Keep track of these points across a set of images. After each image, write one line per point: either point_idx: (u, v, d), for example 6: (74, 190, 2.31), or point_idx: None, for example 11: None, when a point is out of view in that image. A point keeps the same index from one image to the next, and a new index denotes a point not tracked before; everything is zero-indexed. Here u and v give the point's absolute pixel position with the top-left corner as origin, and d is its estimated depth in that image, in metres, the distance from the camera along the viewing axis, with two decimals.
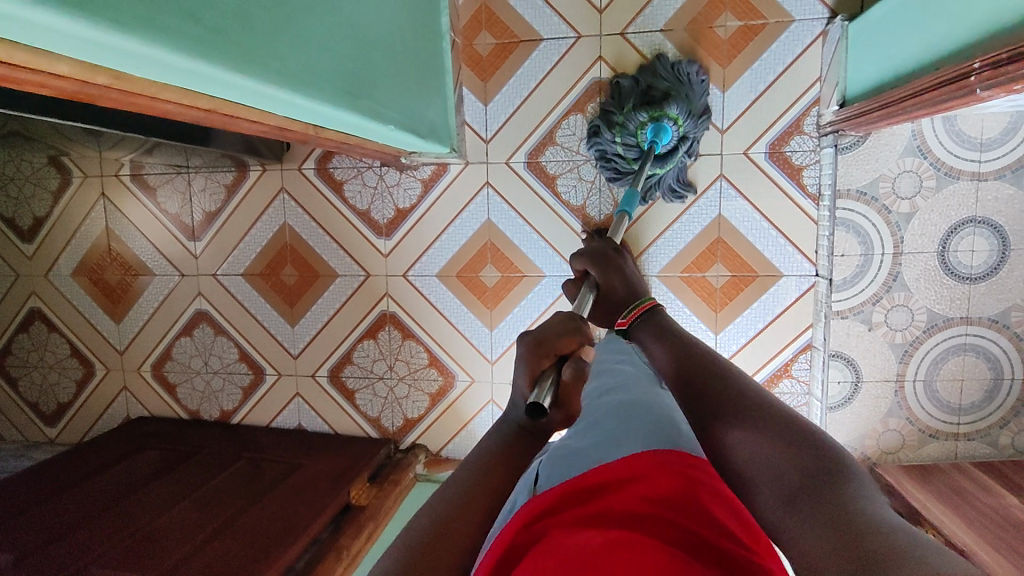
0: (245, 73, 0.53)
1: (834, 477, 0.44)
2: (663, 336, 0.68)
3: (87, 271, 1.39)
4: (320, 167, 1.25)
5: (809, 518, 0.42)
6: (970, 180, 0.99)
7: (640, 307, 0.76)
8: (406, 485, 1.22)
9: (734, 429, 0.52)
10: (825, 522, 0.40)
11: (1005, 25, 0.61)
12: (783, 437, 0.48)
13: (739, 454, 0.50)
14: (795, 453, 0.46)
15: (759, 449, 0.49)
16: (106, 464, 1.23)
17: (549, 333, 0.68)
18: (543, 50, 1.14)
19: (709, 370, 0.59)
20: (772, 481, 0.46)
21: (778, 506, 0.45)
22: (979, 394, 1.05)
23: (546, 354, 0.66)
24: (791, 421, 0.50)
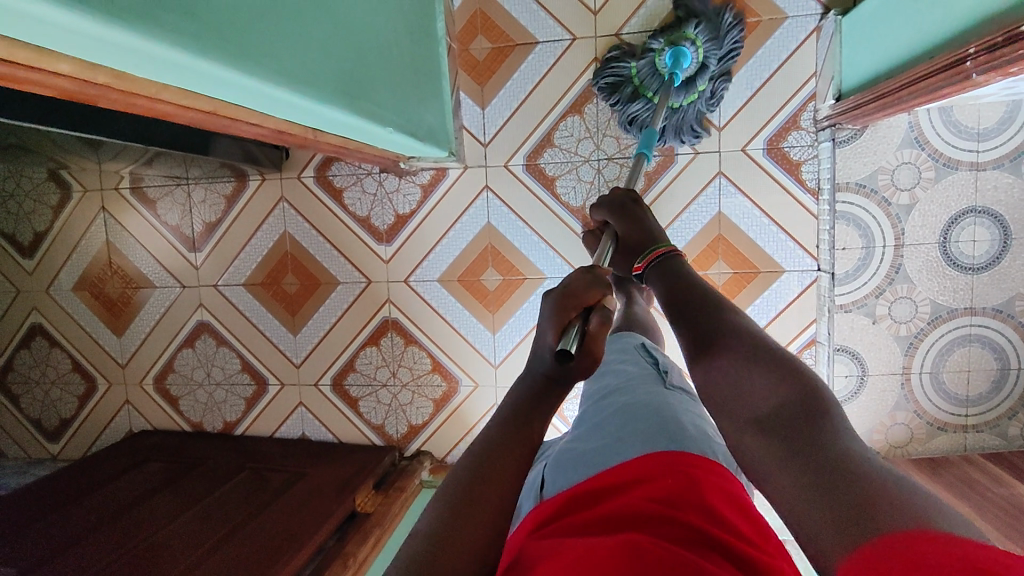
0: (245, 71, 0.53)
1: (810, 402, 0.51)
2: (669, 276, 0.74)
3: (88, 285, 1.39)
4: (320, 174, 1.25)
5: (785, 441, 0.50)
6: (969, 170, 0.99)
7: (653, 252, 0.78)
8: (413, 491, 1.21)
9: (724, 360, 0.59)
10: (800, 449, 0.48)
11: (999, 9, 0.61)
12: (768, 370, 0.55)
13: (727, 381, 0.58)
14: (779, 382, 0.54)
15: (748, 379, 0.56)
16: (109, 477, 1.22)
17: (573, 284, 0.59)
18: (539, 53, 1.15)
19: (707, 306, 0.65)
20: (758, 412, 0.54)
21: (755, 429, 0.53)
22: (986, 385, 1.04)
23: (573, 305, 0.58)
24: (777, 358, 0.57)
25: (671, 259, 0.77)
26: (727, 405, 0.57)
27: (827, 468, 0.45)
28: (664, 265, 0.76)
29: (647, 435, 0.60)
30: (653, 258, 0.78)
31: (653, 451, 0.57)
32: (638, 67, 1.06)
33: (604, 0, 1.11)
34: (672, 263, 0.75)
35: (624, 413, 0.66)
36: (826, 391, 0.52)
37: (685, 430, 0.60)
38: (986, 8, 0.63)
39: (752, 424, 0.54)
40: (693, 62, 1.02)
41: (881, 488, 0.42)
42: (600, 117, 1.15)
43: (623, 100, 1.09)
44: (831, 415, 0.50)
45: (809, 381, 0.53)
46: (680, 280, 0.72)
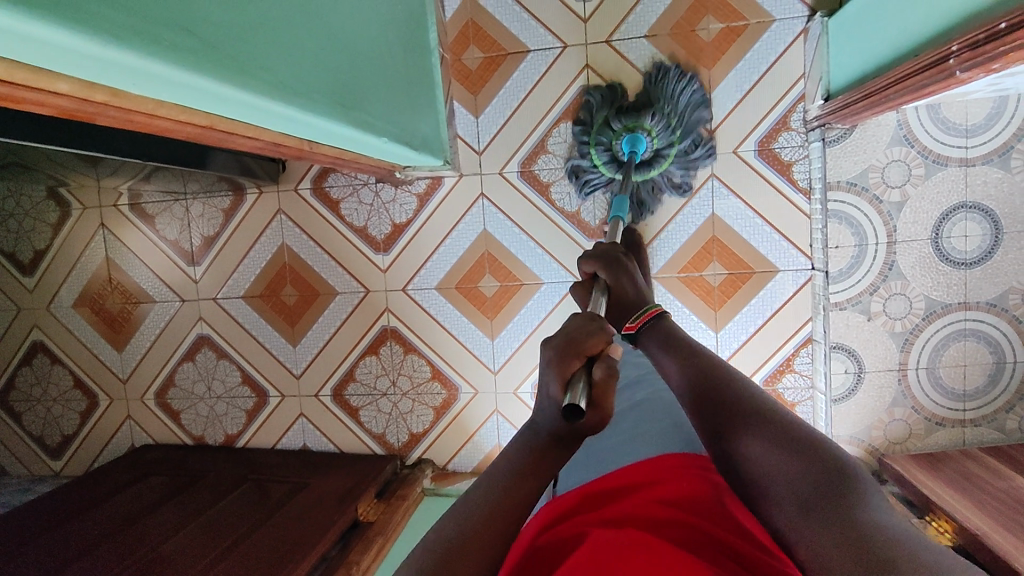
0: (241, 85, 0.54)
1: (848, 487, 0.43)
2: (670, 343, 0.65)
3: (89, 301, 1.39)
4: (316, 186, 1.26)
5: (826, 533, 0.41)
6: (959, 166, 1.00)
7: (647, 313, 0.73)
8: (415, 499, 1.21)
9: (746, 438, 0.50)
10: (846, 539, 0.39)
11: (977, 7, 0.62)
12: (798, 448, 0.46)
13: (762, 470, 0.48)
14: (811, 463, 0.45)
15: (772, 459, 0.47)
16: (111, 492, 1.22)
17: (574, 331, 0.59)
18: (530, 61, 1.16)
19: (717, 374, 0.57)
20: (791, 496, 0.45)
21: (798, 519, 0.43)
22: (983, 379, 1.05)
23: (575, 355, 0.57)
24: (808, 435, 0.48)
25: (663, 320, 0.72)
26: (760, 493, 0.48)
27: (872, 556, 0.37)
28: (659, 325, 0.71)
29: (656, 444, 0.62)
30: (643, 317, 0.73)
31: (664, 458, 0.58)
32: (598, 136, 1.10)
33: (593, 8, 1.12)
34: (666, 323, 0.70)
35: (636, 423, 0.69)
36: (867, 475, 0.44)
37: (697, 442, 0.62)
38: (965, 7, 0.64)
39: (788, 514, 0.44)
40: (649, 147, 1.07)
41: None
42: None
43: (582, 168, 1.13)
44: (875, 502, 0.42)
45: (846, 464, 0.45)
46: (685, 348, 0.63)
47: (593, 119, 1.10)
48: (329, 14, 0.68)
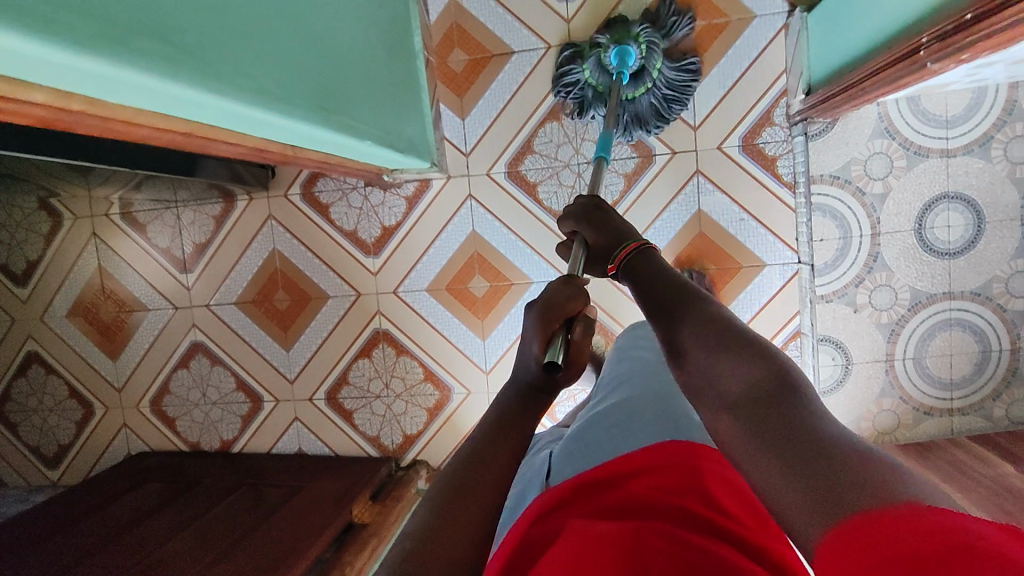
0: (222, 92, 0.55)
1: (781, 385, 0.45)
2: (633, 266, 0.64)
3: (83, 311, 1.40)
4: (306, 191, 1.27)
5: (756, 424, 0.44)
6: (940, 157, 1.01)
7: (627, 247, 0.65)
8: (409, 500, 1.22)
9: (695, 350, 0.51)
10: (776, 435, 0.42)
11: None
12: (741, 353, 0.48)
13: (701, 375, 0.50)
14: (752, 365, 0.46)
15: (713, 365, 0.49)
16: (108, 499, 1.23)
17: (556, 295, 0.62)
18: (515, 62, 1.17)
19: (671, 290, 0.58)
20: (731, 401, 0.47)
21: (734, 419, 0.46)
22: (969, 368, 1.06)
23: (556, 317, 0.60)
24: (749, 339, 0.49)
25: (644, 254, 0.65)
26: (703, 400, 0.50)
27: (802, 448, 0.40)
28: (638, 256, 0.64)
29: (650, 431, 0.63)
30: (627, 253, 0.65)
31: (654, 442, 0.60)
32: (587, 58, 1.07)
33: (576, 8, 1.13)
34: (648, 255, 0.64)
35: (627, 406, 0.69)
36: (801, 371, 0.46)
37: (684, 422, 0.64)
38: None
39: (723, 414, 0.47)
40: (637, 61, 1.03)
41: (857, 465, 0.37)
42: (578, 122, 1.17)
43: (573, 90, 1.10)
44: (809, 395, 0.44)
45: (782, 363, 0.46)
46: (646, 269, 0.62)
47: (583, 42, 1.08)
48: (307, 20, 0.69)
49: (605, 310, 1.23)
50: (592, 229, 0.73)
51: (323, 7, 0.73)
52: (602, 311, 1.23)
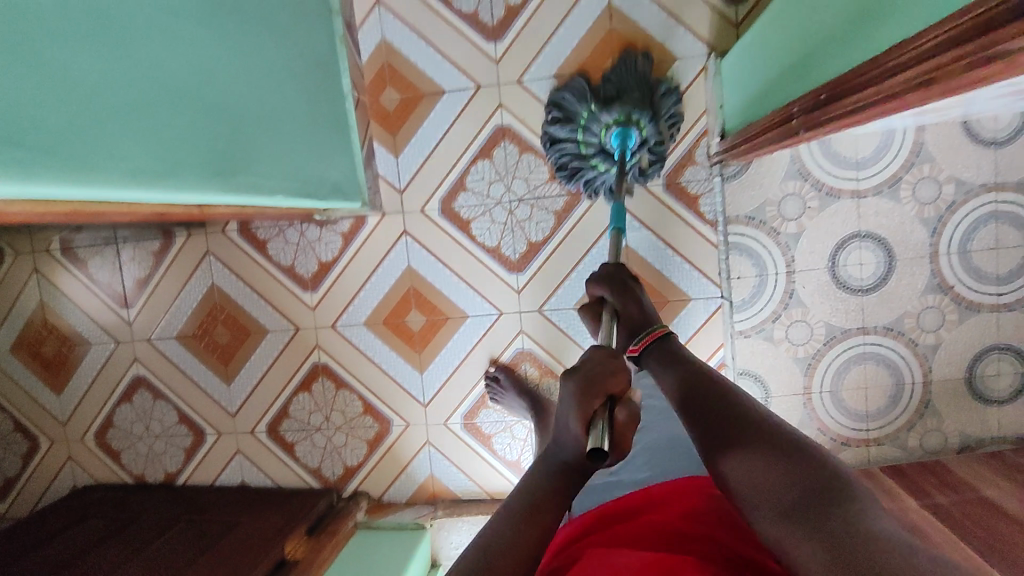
0: (84, 181, 0.56)
1: (831, 486, 0.47)
2: (678, 368, 0.70)
3: (25, 345, 1.40)
4: (242, 228, 1.28)
5: (805, 524, 0.45)
6: (851, 198, 1.04)
7: (650, 334, 0.78)
8: (345, 534, 1.23)
9: (740, 448, 0.55)
10: (826, 531, 0.43)
11: (826, 77, 0.66)
12: (787, 451, 0.51)
13: (744, 476, 0.52)
14: (798, 464, 0.50)
15: (761, 462, 0.52)
16: (48, 536, 1.23)
17: (595, 371, 0.61)
18: (444, 101, 1.18)
19: (718, 395, 0.62)
20: (769, 496, 0.49)
21: (777, 515, 0.48)
22: (883, 400, 1.09)
23: (597, 394, 0.59)
24: (791, 441, 0.53)
25: (667, 340, 0.77)
26: (743, 497, 0.52)
27: (850, 540, 0.41)
28: (664, 344, 0.76)
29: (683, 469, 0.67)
30: (650, 339, 0.78)
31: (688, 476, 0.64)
32: (587, 118, 1.07)
33: (504, 49, 1.15)
34: (673, 344, 0.76)
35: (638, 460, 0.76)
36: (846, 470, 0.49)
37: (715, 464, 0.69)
38: (820, 76, 0.67)
39: (771, 511, 0.49)
40: (636, 142, 1.05)
41: (908, 555, 0.38)
42: (509, 159, 1.18)
43: (558, 134, 1.09)
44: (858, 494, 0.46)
45: (830, 464, 0.49)
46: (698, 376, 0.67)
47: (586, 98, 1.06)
48: (200, 89, 0.70)
49: (538, 342, 1.23)
50: (621, 298, 0.83)
51: (219, 74, 0.74)
52: (535, 343, 1.23)
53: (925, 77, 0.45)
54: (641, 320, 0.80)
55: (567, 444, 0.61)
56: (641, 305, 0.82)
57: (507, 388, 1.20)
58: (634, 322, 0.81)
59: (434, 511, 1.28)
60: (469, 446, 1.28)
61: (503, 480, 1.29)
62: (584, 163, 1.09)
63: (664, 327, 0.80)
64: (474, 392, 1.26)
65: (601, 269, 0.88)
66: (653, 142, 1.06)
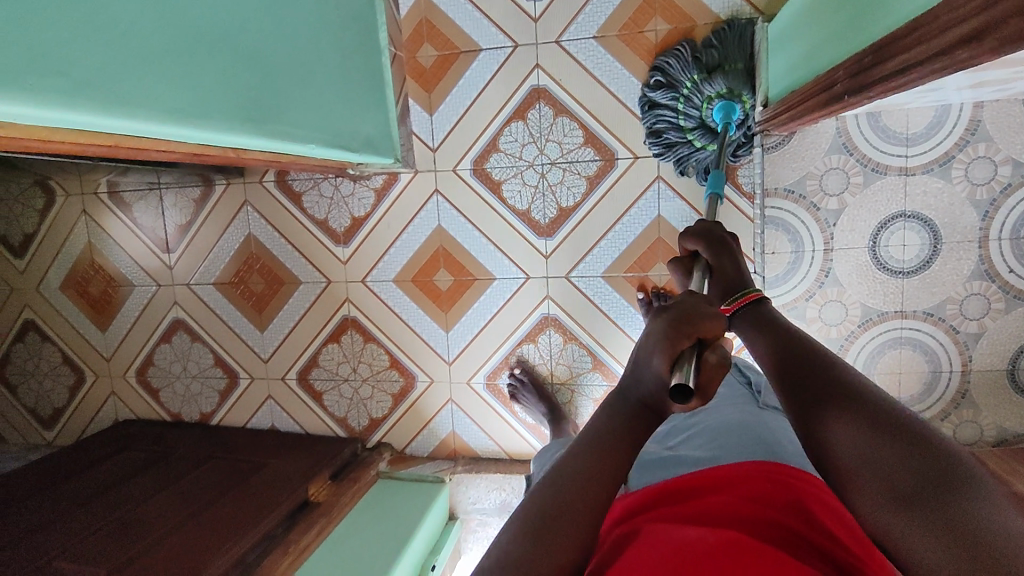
0: (120, 115, 0.57)
1: (953, 472, 0.42)
2: (775, 334, 0.61)
3: (74, 283, 1.46)
4: (279, 180, 1.30)
5: (929, 524, 0.40)
6: (898, 175, 0.99)
7: (744, 297, 0.67)
8: (367, 481, 1.27)
9: (842, 421, 0.49)
10: (957, 537, 0.38)
11: (873, 38, 0.63)
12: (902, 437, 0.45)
13: (851, 453, 0.47)
14: (910, 447, 0.44)
15: (871, 446, 0.46)
16: (90, 464, 1.30)
17: (691, 309, 0.54)
18: (481, 60, 1.16)
19: (816, 365, 0.55)
20: (880, 482, 0.45)
21: (891, 506, 0.43)
22: (918, 387, 1.06)
23: (687, 336, 0.53)
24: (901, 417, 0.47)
25: (765, 304, 0.67)
26: (851, 478, 0.47)
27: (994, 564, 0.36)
28: (758, 309, 0.66)
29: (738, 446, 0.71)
30: (742, 301, 0.67)
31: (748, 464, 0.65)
32: (691, 89, 1.04)
33: (543, 7, 1.12)
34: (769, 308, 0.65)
35: (699, 440, 0.78)
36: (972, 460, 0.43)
37: (776, 444, 0.71)
38: (868, 37, 0.64)
39: (883, 506, 0.44)
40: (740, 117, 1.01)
41: None
42: (543, 122, 1.16)
43: (659, 100, 1.07)
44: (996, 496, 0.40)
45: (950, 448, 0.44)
46: (788, 338, 0.60)
47: (688, 71, 1.04)
48: (233, 31, 0.70)
49: (564, 309, 1.23)
50: (715, 254, 0.73)
51: (255, 19, 0.74)
52: (561, 309, 1.23)
53: (976, 34, 0.42)
54: (736, 278, 0.69)
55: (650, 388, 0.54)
56: (740, 263, 0.71)
57: (529, 387, 1.23)
58: (728, 282, 0.70)
59: (454, 466, 1.31)
60: (490, 406, 1.30)
61: (522, 441, 1.30)
62: (681, 138, 1.07)
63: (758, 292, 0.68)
64: (498, 353, 1.27)
65: (698, 223, 0.78)
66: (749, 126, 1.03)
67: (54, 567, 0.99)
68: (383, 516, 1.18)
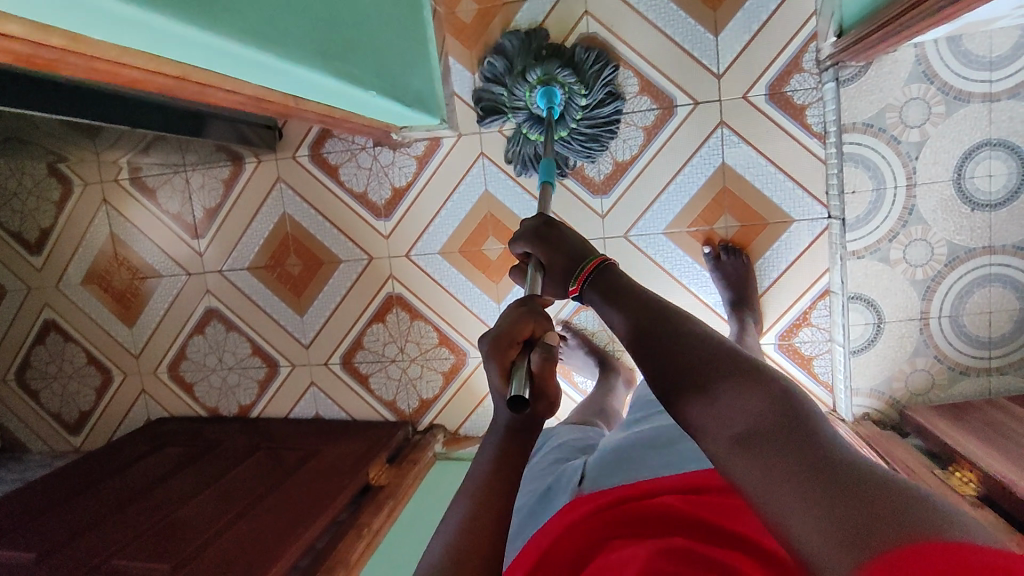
0: (205, 30, 0.50)
1: (786, 411, 0.43)
2: (625, 304, 0.57)
3: (97, 278, 1.39)
4: (314, 152, 1.24)
5: (776, 461, 0.40)
6: (982, 102, 0.94)
7: (590, 265, 0.63)
8: (426, 463, 1.21)
9: (689, 372, 0.49)
10: (791, 468, 0.39)
11: None
12: (741, 377, 0.46)
13: (697, 401, 0.47)
14: (749, 389, 0.45)
15: (712, 395, 0.46)
16: (128, 462, 1.22)
17: (506, 322, 0.55)
18: (526, 12, 1.09)
19: (664, 327, 0.53)
20: (722, 425, 0.45)
21: (734, 447, 0.43)
22: (1008, 325, 1.01)
23: (510, 345, 0.54)
24: (737, 360, 0.48)
25: (609, 270, 0.62)
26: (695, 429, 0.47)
27: (828, 479, 0.37)
28: (605, 276, 0.61)
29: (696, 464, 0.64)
30: (591, 270, 0.62)
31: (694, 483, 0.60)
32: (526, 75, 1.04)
33: None
34: (614, 274, 0.61)
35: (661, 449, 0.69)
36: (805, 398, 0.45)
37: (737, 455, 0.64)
38: None
39: (725, 449, 0.44)
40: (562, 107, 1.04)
41: (912, 503, 0.34)
42: None
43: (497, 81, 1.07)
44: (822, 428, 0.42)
45: (781, 384, 0.45)
46: (622, 293, 0.58)
47: (513, 61, 1.05)
48: None
49: None
50: (544, 247, 0.68)
51: None
52: None
53: None
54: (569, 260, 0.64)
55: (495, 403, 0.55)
56: (569, 245, 0.66)
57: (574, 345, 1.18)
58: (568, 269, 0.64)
59: None
60: None
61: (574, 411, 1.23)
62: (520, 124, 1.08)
63: (603, 256, 0.63)
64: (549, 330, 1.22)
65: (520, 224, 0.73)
66: (590, 105, 1.05)
67: (111, 566, 0.92)
68: (448, 496, 1.12)
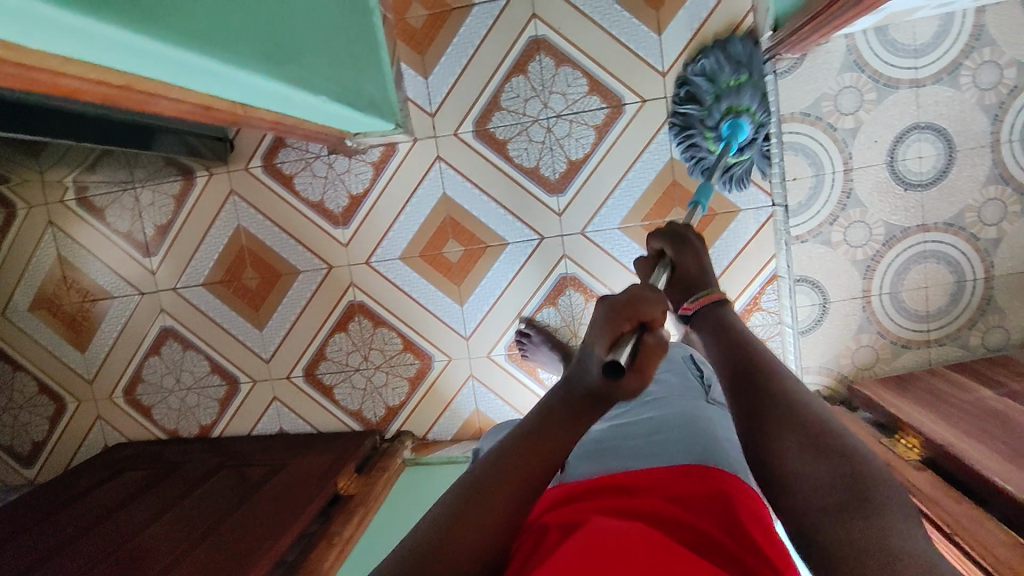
0: (150, 35, 0.50)
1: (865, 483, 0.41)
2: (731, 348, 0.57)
3: (45, 303, 1.35)
4: (267, 163, 1.23)
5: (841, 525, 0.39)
6: (909, 88, 0.99)
7: (707, 297, 0.66)
8: (396, 470, 1.20)
9: (774, 420, 0.47)
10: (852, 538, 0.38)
11: None
12: (829, 443, 0.44)
13: (775, 447, 0.46)
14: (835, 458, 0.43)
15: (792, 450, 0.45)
16: (84, 490, 1.18)
17: (637, 294, 0.54)
18: (475, 17, 1.11)
19: (761, 377, 0.52)
20: (798, 478, 0.43)
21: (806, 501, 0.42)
22: (945, 298, 1.06)
23: (628, 318, 0.52)
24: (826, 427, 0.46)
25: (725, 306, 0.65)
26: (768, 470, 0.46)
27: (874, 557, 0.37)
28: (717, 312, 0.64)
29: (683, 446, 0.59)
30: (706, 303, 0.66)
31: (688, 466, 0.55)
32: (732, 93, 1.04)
33: None
34: (726, 314, 0.64)
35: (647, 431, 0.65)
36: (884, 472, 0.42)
37: (720, 443, 0.60)
38: None
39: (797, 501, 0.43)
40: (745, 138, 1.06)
41: None
42: (546, 73, 1.12)
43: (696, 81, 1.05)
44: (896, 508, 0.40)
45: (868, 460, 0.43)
46: (737, 341, 0.58)
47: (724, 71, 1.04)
48: None
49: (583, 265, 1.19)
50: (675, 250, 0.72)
51: None
52: (580, 266, 1.19)
53: None
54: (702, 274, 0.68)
55: (586, 359, 0.54)
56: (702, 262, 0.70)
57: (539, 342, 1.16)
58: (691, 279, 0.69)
59: None
60: (516, 378, 1.25)
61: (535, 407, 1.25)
62: (696, 133, 1.08)
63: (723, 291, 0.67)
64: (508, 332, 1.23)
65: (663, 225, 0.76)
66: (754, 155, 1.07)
67: None
68: (418, 500, 1.12)
